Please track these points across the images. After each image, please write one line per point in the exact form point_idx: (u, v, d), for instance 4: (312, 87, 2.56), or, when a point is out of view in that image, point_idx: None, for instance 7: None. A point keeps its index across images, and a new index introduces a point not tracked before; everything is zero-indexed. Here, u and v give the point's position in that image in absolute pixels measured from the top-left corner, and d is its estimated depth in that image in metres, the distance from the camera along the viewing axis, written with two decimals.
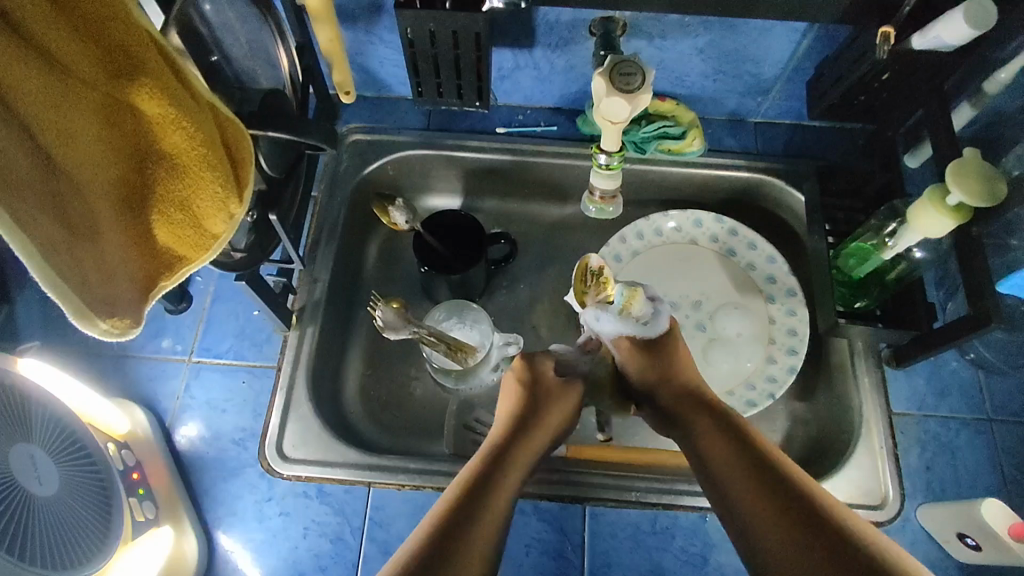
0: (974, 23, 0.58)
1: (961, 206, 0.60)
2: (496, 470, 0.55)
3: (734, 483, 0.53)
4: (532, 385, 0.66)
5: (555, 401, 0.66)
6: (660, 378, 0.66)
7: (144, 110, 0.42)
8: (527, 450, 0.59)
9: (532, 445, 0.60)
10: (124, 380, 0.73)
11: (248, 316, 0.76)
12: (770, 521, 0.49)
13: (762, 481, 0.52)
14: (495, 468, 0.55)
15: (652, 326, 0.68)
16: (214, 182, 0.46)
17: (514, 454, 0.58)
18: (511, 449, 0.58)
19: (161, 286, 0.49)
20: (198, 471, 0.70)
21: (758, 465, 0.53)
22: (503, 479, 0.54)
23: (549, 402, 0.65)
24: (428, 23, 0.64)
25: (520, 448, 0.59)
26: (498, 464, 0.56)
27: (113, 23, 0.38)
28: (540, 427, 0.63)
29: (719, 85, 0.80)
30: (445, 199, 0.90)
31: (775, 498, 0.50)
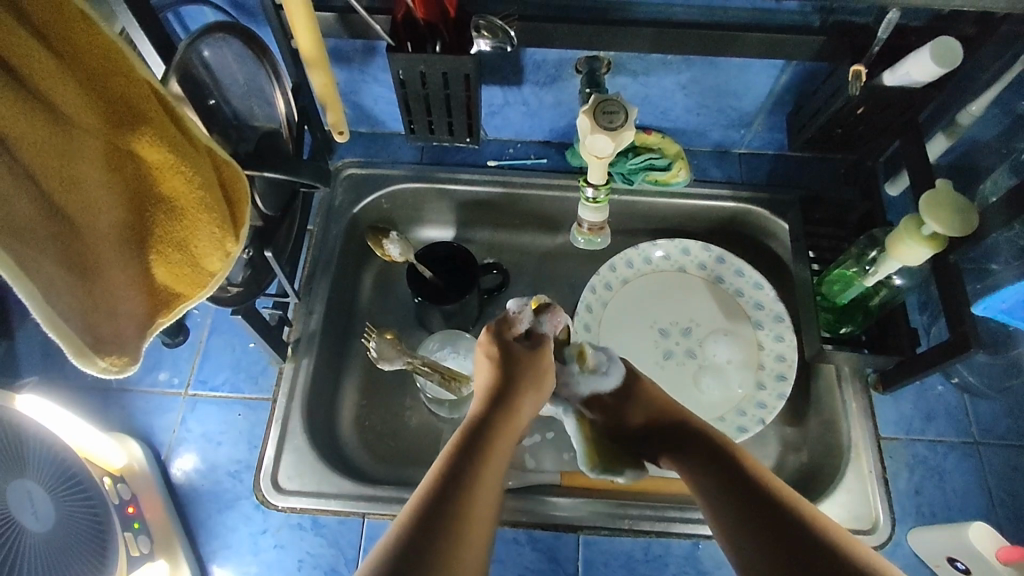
0: (941, 61, 0.60)
1: (938, 235, 0.62)
2: (466, 470, 0.53)
3: (731, 511, 0.55)
4: (507, 353, 0.64)
5: (533, 369, 0.64)
6: (647, 420, 0.69)
7: (144, 156, 0.44)
8: (505, 434, 0.58)
9: (510, 426, 0.59)
10: (120, 414, 0.73)
11: (244, 349, 0.78)
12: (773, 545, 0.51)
13: (744, 507, 0.55)
14: (470, 457, 0.54)
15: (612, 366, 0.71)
16: (210, 223, 0.48)
17: (491, 438, 0.57)
18: (488, 433, 0.57)
19: (160, 322, 0.51)
20: (193, 504, 0.70)
21: (741, 488, 0.56)
22: (479, 469, 0.53)
23: (525, 372, 0.63)
24: (419, 66, 0.66)
25: (499, 432, 0.58)
26: (473, 453, 0.54)
27: (115, 76, 0.41)
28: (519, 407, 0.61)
29: (702, 118, 0.83)
30: (438, 231, 0.92)
31: (756, 522, 0.53)
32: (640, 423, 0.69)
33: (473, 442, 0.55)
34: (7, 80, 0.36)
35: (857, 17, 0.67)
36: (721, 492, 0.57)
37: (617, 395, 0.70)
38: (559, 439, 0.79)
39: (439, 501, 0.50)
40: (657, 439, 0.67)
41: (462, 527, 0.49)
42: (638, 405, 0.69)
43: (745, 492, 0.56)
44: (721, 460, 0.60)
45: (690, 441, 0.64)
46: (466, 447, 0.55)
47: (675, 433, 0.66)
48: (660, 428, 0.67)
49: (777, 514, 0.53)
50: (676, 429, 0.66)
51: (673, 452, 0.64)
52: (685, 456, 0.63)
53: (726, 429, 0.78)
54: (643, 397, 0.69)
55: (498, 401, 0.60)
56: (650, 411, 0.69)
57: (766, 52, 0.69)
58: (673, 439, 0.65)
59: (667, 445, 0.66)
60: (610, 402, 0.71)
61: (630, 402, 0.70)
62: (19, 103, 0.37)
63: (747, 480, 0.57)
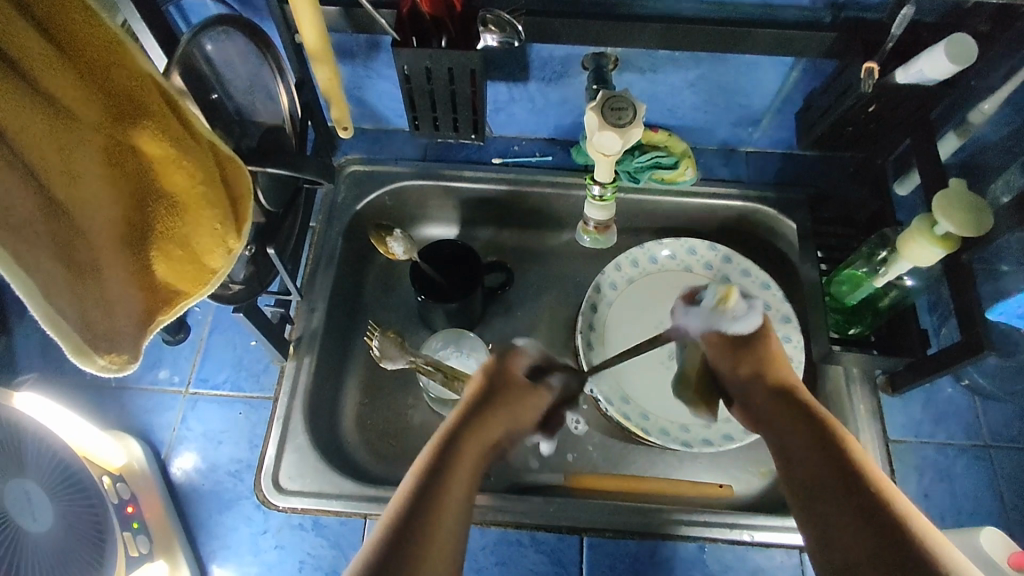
0: (956, 60, 0.59)
1: (950, 234, 0.61)
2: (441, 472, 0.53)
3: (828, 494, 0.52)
4: (500, 382, 0.61)
5: (518, 395, 0.61)
6: (751, 374, 0.62)
7: (146, 151, 0.43)
8: (478, 443, 0.57)
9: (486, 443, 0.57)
10: (119, 412, 0.73)
11: (246, 347, 0.77)
12: (860, 541, 0.49)
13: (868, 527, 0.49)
14: (440, 468, 0.53)
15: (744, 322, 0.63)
16: (212, 218, 0.47)
17: (462, 448, 0.56)
18: (461, 442, 0.56)
19: (160, 320, 0.50)
20: (193, 503, 0.69)
21: (845, 489, 0.52)
22: (444, 482, 0.53)
23: (506, 397, 0.60)
24: (425, 61, 0.66)
25: (469, 439, 0.56)
26: (443, 467, 0.54)
27: (117, 69, 0.40)
28: (502, 416, 0.59)
29: (710, 116, 0.82)
30: (442, 228, 0.91)
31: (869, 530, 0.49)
32: (758, 386, 0.62)
33: (444, 454, 0.55)
34: (5, 71, 0.35)
35: (870, 13, 0.66)
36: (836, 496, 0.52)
37: (740, 338, 0.63)
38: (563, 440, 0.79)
39: (406, 520, 0.50)
40: (769, 403, 0.61)
41: (427, 541, 0.49)
42: (752, 358, 0.63)
43: (858, 497, 0.51)
44: (840, 462, 0.54)
45: (806, 425, 0.57)
46: (436, 460, 0.54)
47: (795, 405, 0.59)
48: (779, 400, 0.60)
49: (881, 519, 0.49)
50: (794, 402, 0.59)
51: (782, 430, 0.58)
52: (799, 436, 0.57)
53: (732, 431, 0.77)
54: (763, 358, 0.63)
55: (476, 413, 0.58)
56: (766, 377, 0.62)
57: (775, 49, 0.68)
58: (784, 408, 0.60)
59: (777, 421, 0.59)
60: (728, 343, 0.63)
61: (750, 354, 0.63)
62: (19, 95, 0.36)
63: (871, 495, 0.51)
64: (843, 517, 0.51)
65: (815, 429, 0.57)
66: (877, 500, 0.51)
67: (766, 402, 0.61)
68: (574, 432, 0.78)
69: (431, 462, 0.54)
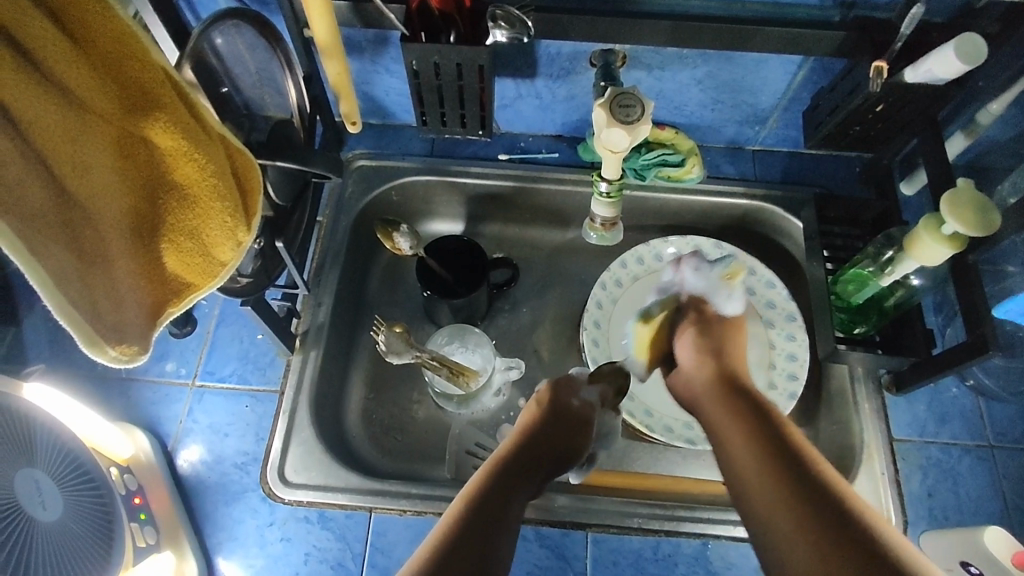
0: (965, 58, 0.59)
1: (958, 234, 0.61)
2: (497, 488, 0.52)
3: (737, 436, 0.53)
4: (556, 405, 0.63)
5: (579, 425, 0.63)
6: (700, 357, 0.64)
7: (157, 142, 0.43)
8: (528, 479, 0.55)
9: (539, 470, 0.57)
10: (126, 404, 0.73)
11: (252, 340, 0.77)
12: (758, 471, 0.49)
13: (797, 503, 0.45)
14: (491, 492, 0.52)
15: (728, 304, 0.71)
16: (223, 212, 0.47)
17: (513, 484, 0.54)
18: (512, 474, 0.55)
19: (169, 312, 0.50)
20: (199, 495, 0.70)
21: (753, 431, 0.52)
22: (493, 512, 0.50)
23: (568, 425, 0.62)
24: (433, 57, 0.66)
25: (521, 475, 0.55)
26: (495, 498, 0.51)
27: (130, 61, 0.40)
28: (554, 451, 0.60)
29: (717, 114, 0.82)
30: (448, 224, 0.91)
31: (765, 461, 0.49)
32: (707, 369, 0.62)
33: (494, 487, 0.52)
34: (18, 62, 0.36)
35: (878, 13, 0.66)
36: (767, 474, 0.48)
37: (715, 320, 0.68)
38: None
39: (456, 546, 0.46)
40: (708, 396, 0.60)
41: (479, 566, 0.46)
42: (706, 343, 0.65)
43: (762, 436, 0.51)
44: (766, 430, 0.52)
45: (737, 403, 0.56)
46: (490, 479, 0.53)
47: (732, 396, 0.58)
48: (711, 377, 0.61)
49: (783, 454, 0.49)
50: (735, 392, 0.58)
51: (715, 417, 0.56)
52: (732, 421, 0.55)
53: None
54: (721, 346, 0.65)
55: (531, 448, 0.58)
56: (712, 362, 0.63)
57: (784, 47, 0.68)
58: (722, 398, 0.58)
59: (713, 406, 0.57)
60: (703, 319, 0.68)
61: (710, 338, 0.66)
62: (32, 86, 0.36)
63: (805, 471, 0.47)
64: (748, 460, 0.50)
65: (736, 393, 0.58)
66: (800, 463, 0.48)
67: (706, 390, 0.60)
68: None
69: (480, 492, 0.51)
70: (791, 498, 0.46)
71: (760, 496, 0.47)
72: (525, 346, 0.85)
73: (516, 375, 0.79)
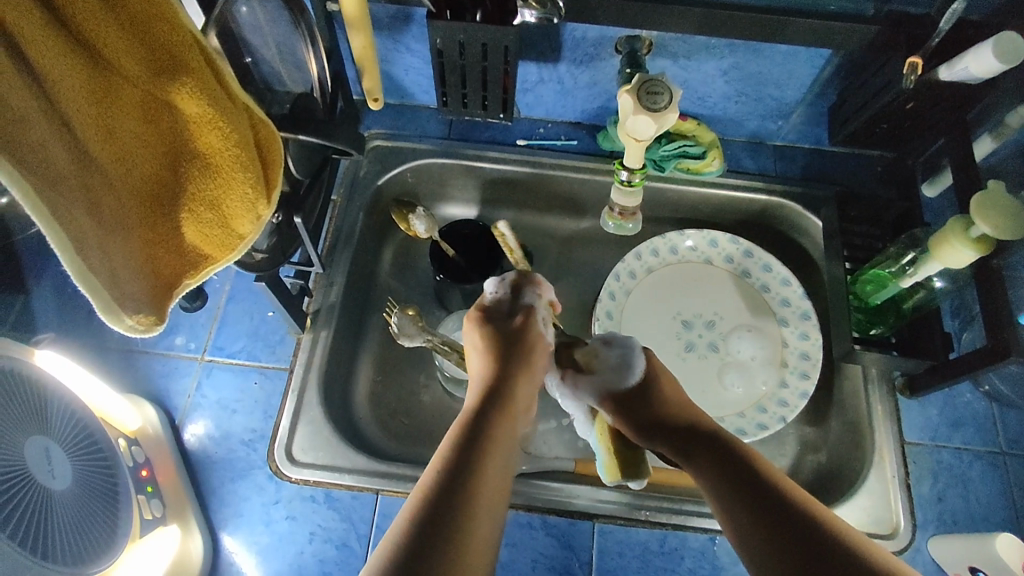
0: (1003, 57, 0.58)
1: (987, 237, 0.60)
2: (477, 447, 0.52)
3: (726, 486, 0.54)
4: (498, 336, 0.64)
5: (528, 345, 0.64)
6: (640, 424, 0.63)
7: (183, 110, 0.42)
8: (503, 423, 0.56)
9: (508, 416, 0.57)
10: (134, 376, 0.73)
11: (263, 317, 0.76)
12: (757, 526, 0.50)
13: (788, 542, 0.48)
14: (471, 452, 0.51)
15: (627, 373, 0.66)
16: (244, 184, 0.46)
17: (491, 428, 0.54)
18: (488, 427, 0.54)
19: (186, 284, 0.49)
20: (205, 470, 0.69)
21: (746, 480, 0.53)
22: (478, 466, 0.50)
23: (520, 349, 0.63)
24: (459, 35, 0.64)
25: (496, 422, 0.55)
26: (474, 446, 0.51)
27: (159, 24, 0.38)
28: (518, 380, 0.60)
29: (741, 107, 0.81)
30: (462, 208, 0.91)
31: (765, 514, 0.50)
32: (656, 436, 0.62)
33: (470, 435, 0.53)
34: (45, 17, 0.35)
35: (914, 8, 0.65)
36: (742, 506, 0.52)
37: (636, 392, 0.65)
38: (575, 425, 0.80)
39: (441, 503, 0.46)
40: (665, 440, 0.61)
41: (469, 534, 0.46)
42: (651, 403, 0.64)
43: (755, 486, 0.52)
44: (757, 480, 0.53)
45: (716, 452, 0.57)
46: (466, 439, 0.52)
47: (699, 443, 0.59)
48: (677, 425, 0.62)
49: (779, 506, 0.50)
50: (702, 437, 0.59)
51: (699, 464, 0.57)
52: (715, 471, 0.55)
53: (746, 425, 0.77)
54: (655, 401, 0.64)
55: (494, 387, 0.59)
56: (660, 420, 0.62)
57: (815, 39, 0.66)
58: (688, 444, 0.59)
59: (695, 453, 0.58)
60: (628, 400, 0.65)
61: (644, 404, 0.64)
62: (60, 45, 0.35)
63: (785, 506, 0.50)
64: (746, 513, 0.51)
65: (711, 441, 0.58)
66: (799, 511, 0.50)
67: (676, 437, 0.61)
68: None
69: (457, 450, 0.51)
70: (773, 534, 0.49)
71: (750, 538, 0.50)
72: None
73: None
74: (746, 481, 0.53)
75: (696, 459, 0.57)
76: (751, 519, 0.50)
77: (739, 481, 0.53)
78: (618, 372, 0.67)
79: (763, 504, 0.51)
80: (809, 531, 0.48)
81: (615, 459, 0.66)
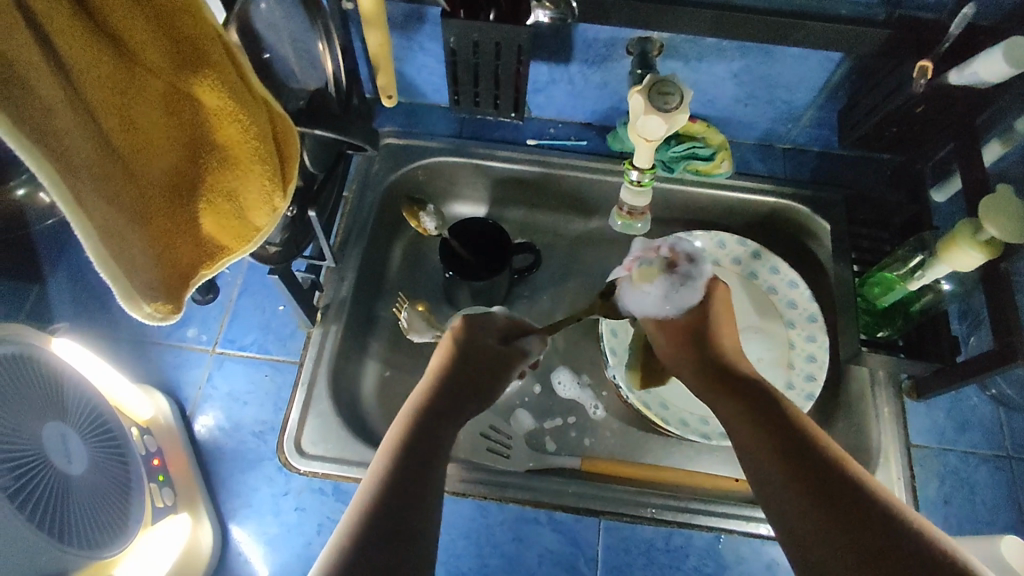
0: (1014, 62, 0.59)
1: (995, 241, 0.60)
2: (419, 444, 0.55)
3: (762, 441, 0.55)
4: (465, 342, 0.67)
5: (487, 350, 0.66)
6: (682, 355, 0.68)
7: (204, 102, 0.43)
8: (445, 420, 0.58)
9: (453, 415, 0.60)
10: (146, 367, 0.74)
11: (274, 311, 0.77)
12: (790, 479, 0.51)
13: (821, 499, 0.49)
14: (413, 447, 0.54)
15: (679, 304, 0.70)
16: (262, 176, 0.47)
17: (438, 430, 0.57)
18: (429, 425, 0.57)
19: (201, 275, 0.49)
20: (215, 461, 0.70)
21: (785, 439, 0.54)
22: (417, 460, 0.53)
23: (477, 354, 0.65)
24: (472, 34, 0.65)
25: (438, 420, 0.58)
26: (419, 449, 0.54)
27: (185, 17, 0.39)
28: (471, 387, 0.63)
29: (750, 109, 0.81)
30: (471, 206, 0.91)
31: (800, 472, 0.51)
32: (696, 375, 0.66)
33: (416, 436, 0.56)
34: (75, 11, 0.36)
35: (926, 12, 0.65)
36: (776, 460, 0.53)
37: (690, 327, 0.69)
38: (582, 423, 0.81)
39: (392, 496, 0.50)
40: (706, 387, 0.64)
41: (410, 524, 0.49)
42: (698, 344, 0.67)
43: (793, 446, 0.53)
44: (797, 441, 0.54)
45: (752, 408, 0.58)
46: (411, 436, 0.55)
47: (745, 398, 0.59)
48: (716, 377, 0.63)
49: (816, 466, 0.51)
50: (739, 383, 0.61)
51: (733, 416, 0.59)
52: (752, 426, 0.56)
53: None
54: (706, 343, 0.67)
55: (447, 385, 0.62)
56: (700, 364, 0.66)
57: (825, 43, 0.67)
58: (729, 394, 0.61)
59: (731, 407, 0.59)
60: (685, 331, 0.69)
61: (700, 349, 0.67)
62: (88, 38, 0.36)
63: (810, 455, 0.52)
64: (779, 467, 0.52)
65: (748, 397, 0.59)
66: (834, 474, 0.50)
67: (717, 386, 0.63)
68: (591, 416, 0.81)
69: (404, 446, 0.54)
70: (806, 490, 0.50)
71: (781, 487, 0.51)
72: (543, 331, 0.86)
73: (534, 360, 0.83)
74: (783, 439, 0.54)
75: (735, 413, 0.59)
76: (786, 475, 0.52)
77: (766, 423, 0.56)
78: (672, 300, 0.70)
79: (798, 462, 0.52)
80: (822, 468, 0.51)
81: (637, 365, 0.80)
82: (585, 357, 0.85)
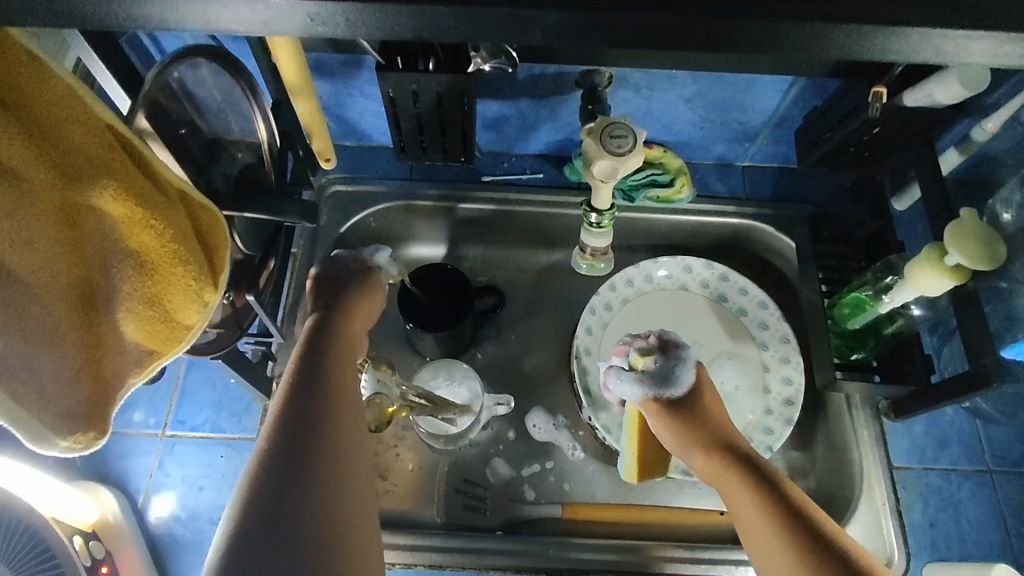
0: (967, 84, 0.58)
1: (961, 267, 0.59)
2: (318, 388, 0.48)
3: (756, 511, 0.53)
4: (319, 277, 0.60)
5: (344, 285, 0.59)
6: (684, 440, 0.60)
7: (107, 212, 0.39)
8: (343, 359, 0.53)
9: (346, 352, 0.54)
10: (90, 459, 0.68)
11: (225, 384, 0.73)
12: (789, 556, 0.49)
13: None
14: (309, 393, 0.48)
15: (677, 381, 0.61)
16: (186, 277, 0.43)
17: (332, 382, 0.49)
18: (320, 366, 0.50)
19: (131, 383, 0.45)
20: (173, 556, 0.66)
21: (782, 509, 0.52)
22: (316, 406, 0.47)
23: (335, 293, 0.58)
24: (412, 84, 0.62)
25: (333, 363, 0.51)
26: (321, 385, 0.49)
27: (70, 125, 0.36)
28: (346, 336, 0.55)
29: (706, 132, 0.79)
30: (429, 248, 0.87)
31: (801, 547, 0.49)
32: (694, 450, 0.59)
33: (308, 400, 0.47)
34: None
35: None
36: (776, 531, 0.51)
37: (680, 408, 0.61)
38: (560, 469, 0.78)
39: (289, 453, 0.44)
40: (697, 445, 0.59)
41: (318, 472, 0.44)
42: (704, 422, 0.60)
43: (788, 516, 0.51)
44: (793, 510, 0.51)
45: (743, 475, 0.55)
46: (302, 382, 0.49)
47: (734, 460, 0.57)
48: (711, 444, 0.59)
49: (815, 542, 0.49)
50: (742, 463, 0.56)
51: (729, 487, 0.56)
52: (749, 496, 0.54)
53: None
54: (706, 415, 0.61)
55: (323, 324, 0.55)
56: (702, 436, 0.59)
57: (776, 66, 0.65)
58: (720, 458, 0.58)
59: (726, 476, 0.56)
60: (670, 413, 0.61)
61: (687, 416, 0.60)
62: None
63: (808, 526, 0.50)
64: (776, 543, 0.50)
65: (739, 464, 0.56)
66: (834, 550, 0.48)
67: (705, 453, 0.59)
68: (570, 459, 0.78)
69: (293, 393, 0.48)
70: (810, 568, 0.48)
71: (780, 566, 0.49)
72: (514, 375, 0.82)
73: (505, 411, 0.78)
74: (777, 513, 0.51)
75: (733, 482, 0.56)
76: (786, 547, 0.50)
77: (757, 493, 0.53)
78: (661, 382, 0.61)
79: (795, 533, 0.50)
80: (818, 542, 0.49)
81: (631, 469, 0.70)
82: (560, 397, 0.82)
